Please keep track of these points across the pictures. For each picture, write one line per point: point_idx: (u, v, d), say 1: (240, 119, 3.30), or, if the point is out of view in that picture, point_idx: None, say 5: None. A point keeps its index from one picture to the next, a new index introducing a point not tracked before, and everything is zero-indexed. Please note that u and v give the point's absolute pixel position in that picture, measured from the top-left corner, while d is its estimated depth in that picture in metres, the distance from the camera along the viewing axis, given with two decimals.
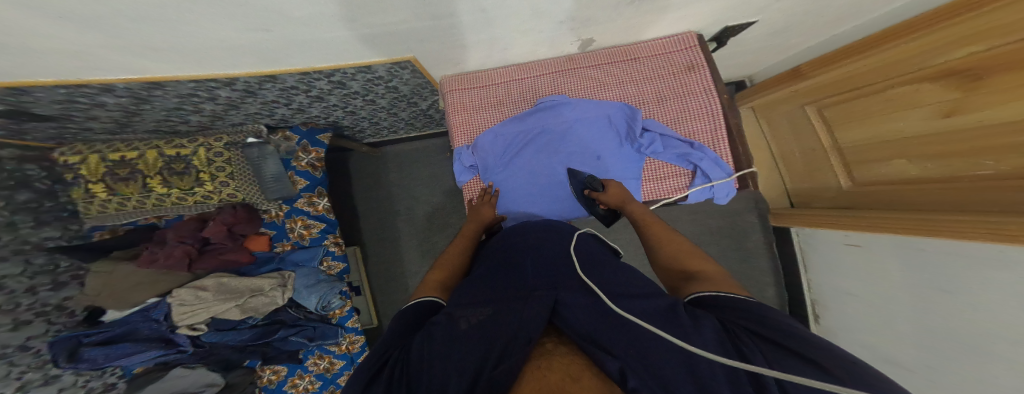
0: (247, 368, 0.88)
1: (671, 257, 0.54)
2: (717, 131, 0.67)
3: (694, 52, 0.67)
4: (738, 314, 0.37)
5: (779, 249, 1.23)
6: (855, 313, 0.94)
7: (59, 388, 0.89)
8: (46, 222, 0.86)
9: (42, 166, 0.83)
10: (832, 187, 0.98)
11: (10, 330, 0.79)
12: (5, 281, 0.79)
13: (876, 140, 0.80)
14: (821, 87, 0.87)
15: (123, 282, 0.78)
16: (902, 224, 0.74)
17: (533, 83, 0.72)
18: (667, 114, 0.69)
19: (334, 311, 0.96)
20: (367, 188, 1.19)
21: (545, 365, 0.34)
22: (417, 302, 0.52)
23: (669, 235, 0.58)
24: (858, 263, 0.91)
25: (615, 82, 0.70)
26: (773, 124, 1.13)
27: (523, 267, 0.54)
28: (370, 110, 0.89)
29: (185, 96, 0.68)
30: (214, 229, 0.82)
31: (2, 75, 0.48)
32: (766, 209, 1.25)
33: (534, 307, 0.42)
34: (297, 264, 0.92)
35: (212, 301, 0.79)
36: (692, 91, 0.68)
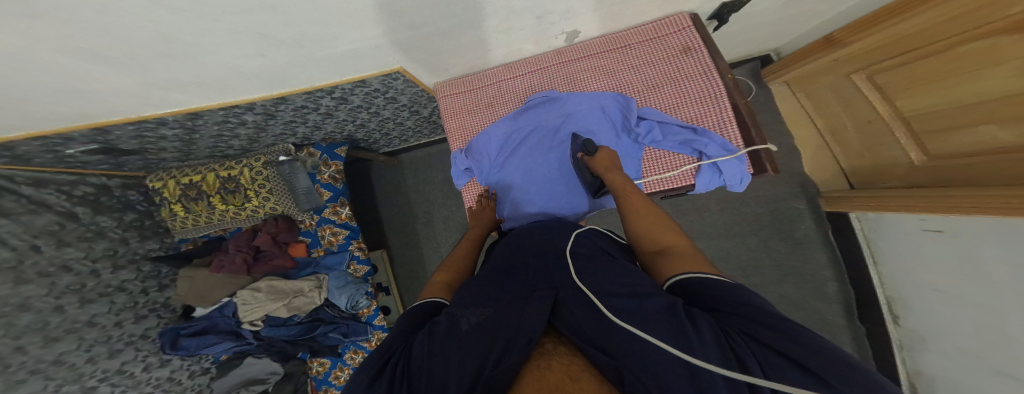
0: (301, 359, 1.00)
1: (646, 227, 0.52)
2: (722, 113, 0.60)
3: (690, 33, 0.63)
4: (734, 307, 0.33)
5: (839, 238, 1.06)
6: (946, 308, 0.78)
7: (171, 369, 1.07)
8: (148, 237, 1.07)
9: (140, 191, 1.06)
10: (902, 162, 0.81)
11: (135, 322, 1.00)
12: (126, 284, 1.00)
13: (952, 105, 0.64)
14: (885, 45, 0.72)
15: (202, 284, 0.92)
16: (985, 206, 0.60)
17: (525, 82, 0.70)
18: (665, 101, 0.64)
19: (363, 310, 1.02)
20: (388, 195, 1.26)
21: (545, 364, 0.33)
22: (422, 302, 0.54)
23: (647, 204, 0.54)
24: (941, 251, 0.76)
25: (606, 72, 0.67)
26: (817, 98, 0.99)
27: (527, 269, 0.53)
28: (378, 122, 0.92)
29: (222, 122, 0.76)
30: (261, 238, 0.94)
31: (77, 113, 0.58)
32: (817, 193, 1.09)
33: (535, 307, 0.41)
34: (330, 268, 1.00)
35: (265, 301, 0.91)
36: (691, 74, 0.62)
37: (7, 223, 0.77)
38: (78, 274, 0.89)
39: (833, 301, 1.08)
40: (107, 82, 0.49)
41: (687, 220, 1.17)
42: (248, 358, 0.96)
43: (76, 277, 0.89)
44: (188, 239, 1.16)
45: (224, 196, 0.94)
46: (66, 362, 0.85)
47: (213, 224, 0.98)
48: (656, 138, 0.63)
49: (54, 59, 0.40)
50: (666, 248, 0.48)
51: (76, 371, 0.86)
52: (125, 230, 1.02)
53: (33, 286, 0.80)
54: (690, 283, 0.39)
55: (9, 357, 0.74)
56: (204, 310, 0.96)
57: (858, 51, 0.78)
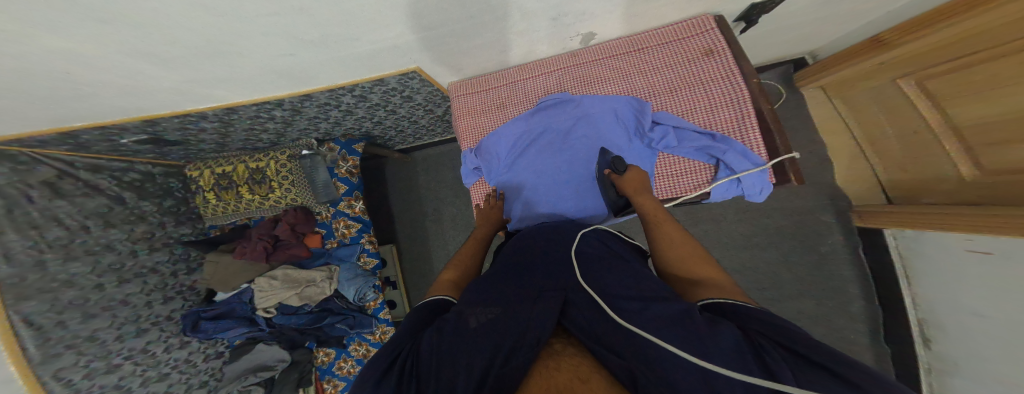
0: (308, 348, 1.03)
1: (677, 259, 0.49)
2: (745, 119, 0.59)
3: (714, 35, 0.62)
4: (761, 328, 0.32)
5: (870, 255, 0.99)
6: (979, 335, 0.71)
7: (190, 351, 1.09)
8: (183, 222, 1.14)
9: (179, 179, 1.15)
10: (948, 176, 0.75)
11: (163, 303, 1.05)
12: (159, 266, 1.06)
13: (1009, 116, 0.58)
14: (945, 46, 0.67)
15: (226, 269, 0.97)
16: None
17: (541, 83, 0.71)
18: (682, 105, 0.63)
19: (369, 303, 1.04)
20: (402, 192, 1.29)
21: (554, 365, 0.33)
22: (432, 299, 0.54)
23: (682, 236, 0.52)
24: (985, 275, 0.69)
25: (620, 74, 0.67)
26: (856, 105, 0.94)
27: (536, 269, 0.52)
28: (394, 120, 0.95)
29: (254, 118, 0.82)
30: (281, 227, 0.99)
31: (133, 107, 0.64)
32: (848, 207, 1.02)
33: (545, 306, 0.41)
34: (341, 259, 1.04)
35: (279, 288, 0.95)
36: (712, 78, 0.62)
37: (64, 203, 0.87)
38: (119, 254, 0.97)
39: (857, 319, 1.01)
40: (159, 79, 0.55)
41: (704, 230, 1.13)
42: (260, 344, 0.99)
43: (117, 257, 0.96)
44: (217, 225, 1.22)
45: (250, 187, 1.00)
46: (99, 338, 0.90)
47: (239, 212, 1.04)
48: (670, 143, 0.63)
49: (116, 57, 0.45)
50: (705, 280, 0.45)
51: (106, 348, 0.91)
52: (163, 215, 1.09)
53: (79, 263, 0.88)
54: (721, 308, 0.37)
55: (51, 331, 0.81)
56: (225, 295, 1.02)
57: (909, 53, 0.73)
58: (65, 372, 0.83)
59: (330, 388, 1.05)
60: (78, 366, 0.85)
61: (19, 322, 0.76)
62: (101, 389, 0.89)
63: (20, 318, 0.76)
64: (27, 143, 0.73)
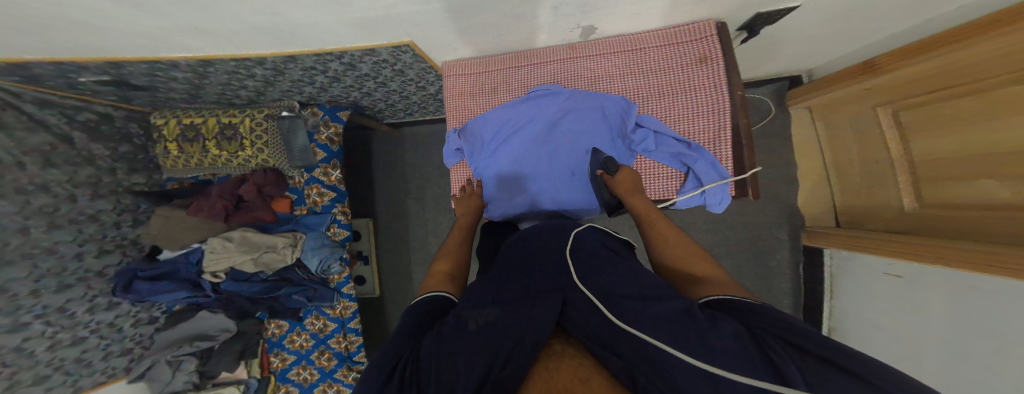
0: (258, 319, 0.98)
1: (672, 253, 0.55)
2: (721, 130, 0.68)
3: (712, 42, 0.65)
4: (761, 319, 0.35)
5: (805, 271, 1.12)
6: (875, 344, 0.85)
7: (116, 314, 1.01)
8: (136, 171, 1.06)
9: (142, 126, 1.06)
10: (894, 205, 0.84)
11: (96, 256, 0.96)
12: (100, 214, 0.97)
13: (964, 152, 0.64)
14: (914, 81, 0.72)
15: (177, 225, 0.89)
16: (958, 257, 0.62)
17: (540, 71, 0.74)
18: (666, 111, 0.71)
19: (334, 276, 1.00)
20: (386, 166, 1.29)
21: (554, 366, 0.36)
22: (428, 298, 0.52)
23: (675, 234, 0.57)
24: (893, 294, 0.81)
25: (614, 74, 0.72)
26: (836, 128, 0.99)
27: (535, 272, 0.53)
28: (384, 92, 0.95)
29: (232, 73, 0.77)
30: (246, 187, 0.92)
31: (96, 49, 0.61)
32: (801, 226, 1.13)
33: (543, 308, 0.44)
34: (308, 228, 0.99)
35: (234, 252, 0.89)
36: (701, 86, 0.68)
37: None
38: (55, 197, 0.87)
39: None
40: (128, 22, 0.52)
41: None
42: (203, 312, 0.92)
43: (51, 199, 0.86)
44: (174, 178, 1.12)
45: (219, 140, 0.93)
46: (10, 291, 0.79)
47: (202, 168, 0.97)
48: (649, 147, 0.72)
49: None
50: (704, 277, 0.48)
51: (15, 304, 0.80)
52: (116, 161, 1.00)
53: (4, 202, 0.78)
54: (722, 303, 0.41)
55: None
56: (170, 254, 0.93)
57: (890, 83, 0.76)
58: None
59: (276, 361, 1.02)
60: None
61: None
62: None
63: None
64: None
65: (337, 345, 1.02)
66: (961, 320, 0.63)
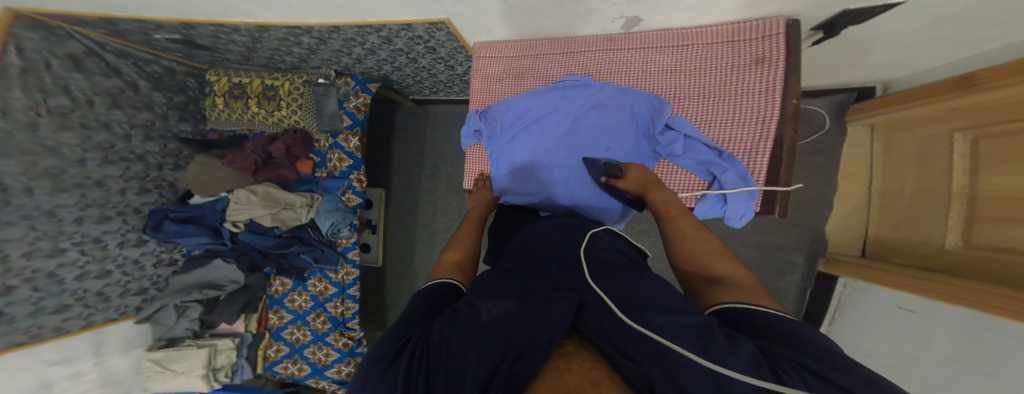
0: (264, 275, 1.03)
1: (693, 254, 0.52)
2: (762, 141, 0.66)
3: (777, 41, 0.61)
4: (785, 333, 0.32)
5: (815, 296, 1.09)
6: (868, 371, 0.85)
7: (142, 252, 1.08)
8: (185, 120, 1.15)
9: (197, 81, 1.16)
10: (934, 241, 0.74)
11: (136, 193, 1.05)
12: (147, 155, 1.06)
13: None
14: (1001, 105, 0.60)
15: (211, 174, 0.95)
16: (974, 297, 0.58)
17: (574, 61, 0.76)
18: (699, 114, 0.71)
19: (341, 240, 1.03)
20: (406, 140, 1.35)
21: (564, 366, 0.34)
22: (441, 284, 0.55)
23: (695, 230, 0.55)
24: (901, 326, 0.79)
25: (653, 70, 0.72)
26: (894, 150, 0.89)
27: (548, 267, 0.52)
28: (413, 69, 1.00)
29: (283, 40, 0.84)
30: (277, 146, 1.00)
31: (171, 8, 0.68)
32: (823, 252, 1.10)
33: (558, 308, 0.42)
34: (326, 190, 1.03)
35: (255, 205, 0.93)
36: (749, 91, 0.66)
37: (80, 77, 0.87)
38: (113, 135, 0.97)
39: None
40: None
41: None
42: (217, 259, 0.98)
43: (109, 138, 0.96)
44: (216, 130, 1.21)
45: (260, 99, 0.99)
46: (57, 216, 0.87)
47: (242, 122, 1.05)
48: (676, 151, 0.71)
49: None
50: (724, 277, 0.46)
51: (60, 228, 0.88)
52: (170, 109, 1.10)
53: (70, 135, 0.87)
54: (747, 315, 0.37)
55: (15, 196, 0.79)
56: (201, 200, 1.00)
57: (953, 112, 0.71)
58: (8, 244, 0.79)
59: (275, 318, 1.07)
60: (22, 242, 0.82)
61: None
62: (34, 273, 0.85)
63: None
64: (68, 19, 0.76)
65: (334, 309, 1.05)
66: (960, 358, 0.62)
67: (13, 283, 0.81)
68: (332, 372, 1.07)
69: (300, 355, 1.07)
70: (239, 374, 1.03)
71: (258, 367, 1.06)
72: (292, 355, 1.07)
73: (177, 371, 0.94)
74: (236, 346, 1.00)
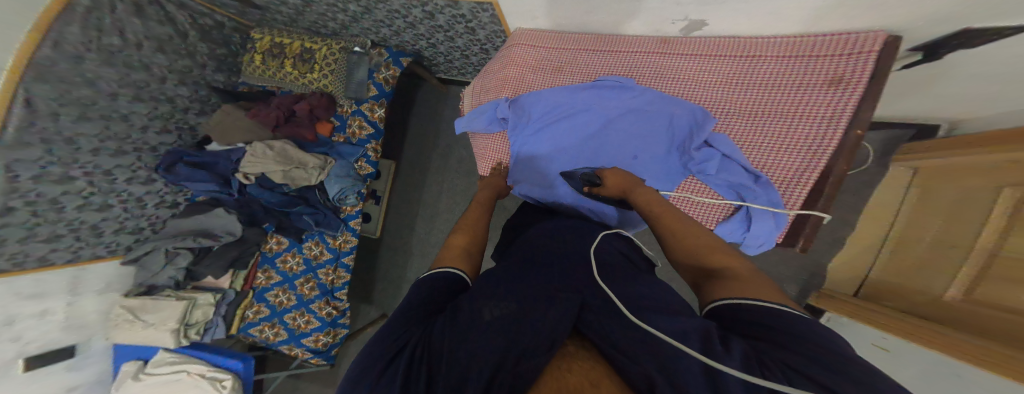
0: (263, 231, 1.05)
1: (690, 253, 0.47)
2: (807, 172, 0.62)
3: (863, 60, 0.54)
4: (758, 319, 0.30)
5: None
6: None
7: (147, 191, 1.07)
8: (220, 71, 1.18)
9: (241, 36, 1.20)
10: (934, 291, 0.73)
11: (157, 133, 1.06)
12: (176, 98, 1.08)
13: None
14: None
15: (232, 123, 0.97)
16: (965, 350, 0.58)
17: (619, 60, 0.76)
18: (742, 134, 0.68)
19: (346, 207, 1.06)
20: (424, 118, 1.38)
21: (567, 367, 0.32)
22: (441, 274, 0.49)
23: (686, 227, 0.50)
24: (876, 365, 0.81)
25: (703, 80, 0.70)
26: (922, 196, 0.86)
27: (551, 268, 0.49)
28: (449, 48, 1.02)
29: (331, 5, 0.88)
30: (301, 105, 1.01)
31: None
32: (818, 288, 1.07)
33: (559, 311, 0.39)
34: (340, 155, 1.05)
35: (268, 161, 0.93)
36: (809, 114, 0.61)
37: (136, 20, 0.92)
38: (150, 76, 1.00)
39: None
40: None
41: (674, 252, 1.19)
42: (218, 209, 0.98)
43: (146, 77, 0.99)
44: (247, 84, 1.24)
45: (296, 61, 1.03)
46: (75, 143, 0.88)
47: (274, 80, 1.09)
48: (708, 170, 0.70)
49: None
50: (722, 270, 0.41)
51: (74, 156, 0.88)
52: (209, 60, 1.13)
53: (111, 69, 0.91)
54: (730, 309, 0.33)
55: (39, 118, 0.79)
56: (216, 148, 1.02)
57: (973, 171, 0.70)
58: (19, 165, 0.79)
59: (263, 277, 1.07)
60: (35, 164, 0.81)
61: (22, 99, 0.75)
62: (38, 197, 0.84)
63: (24, 96, 0.75)
64: None
65: (325, 276, 1.07)
66: None
67: (14, 205, 0.80)
68: (308, 341, 1.07)
69: (279, 320, 1.07)
70: (211, 333, 1.00)
71: (233, 327, 1.04)
72: (271, 318, 1.08)
73: (148, 322, 0.90)
74: (216, 302, 0.99)
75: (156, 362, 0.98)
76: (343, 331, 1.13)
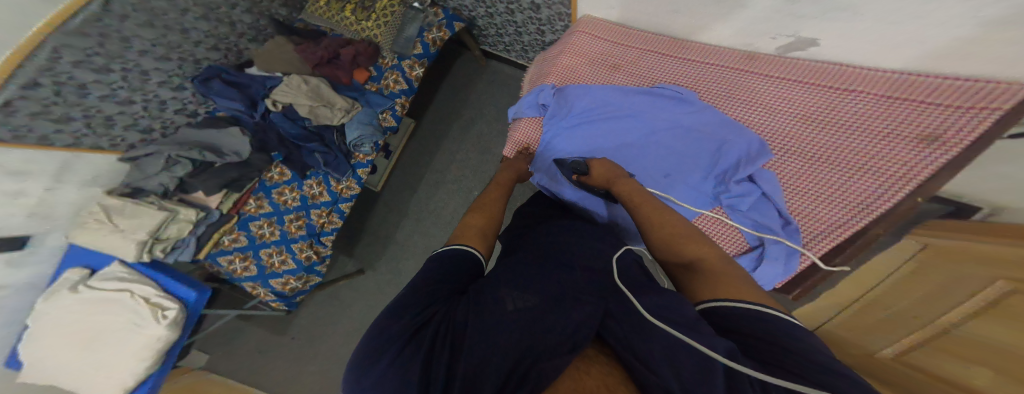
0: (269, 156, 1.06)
1: (661, 242, 0.48)
2: (841, 228, 0.59)
3: (961, 118, 0.49)
4: (736, 324, 0.30)
5: None
6: None
7: (175, 97, 1.09)
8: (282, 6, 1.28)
9: None
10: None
11: (207, 49, 1.11)
12: (235, 23, 1.16)
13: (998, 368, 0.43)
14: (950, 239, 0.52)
15: (281, 54, 1.09)
16: None
17: (685, 66, 0.76)
18: (789, 170, 0.64)
19: (359, 155, 1.14)
20: (456, 84, 1.51)
21: (584, 370, 0.29)
22: (455, 249, 0.45)
23: (659, 214, 0.52)
24: None
25: (768, 104, 0.67)
26: None
27: (572, 270, 0.42)
28: (503, 20, 1.18)
29: None
30: (349, 50, 1.12)
31: None
32: None
33: (581, 314, 0.33)
34: (369, 104, 1.13)
35: (300, 95, 1.03)
36: (871, 166, 0.57)
37: None
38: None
39: None
40: None
41: None
42: (234, 129, 1.01)
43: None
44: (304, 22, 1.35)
45: (356, 8, 1.20)
46: (128, 41, 0.90)
47: (330, 22, 1.23)
48: (739, 205, 0.65)
49: None
50: (695, 260, 0.42)
51: (121, 52, 0.90)
52: None
53: None
54: (732, 314, 0.31)
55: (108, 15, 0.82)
56: (253, 74, 1.11)
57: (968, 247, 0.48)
58: (65, 50, 0.78)
59: (252, 204, 1.08)
60: (82, 53, 0.82)
61: None
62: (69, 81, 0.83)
63: None
64: None
65: (316, 218, 1.11)
66: None
67: (41, 82, 0.77)
68: (275, 283, 1.10)
69: (253, 253, 1.07)
70: (178, 254, 0.97)
71: (201, 252, 1.00)
72: (246, 250, 1.06)
73: (118, 227, 0.87)
74: (197, 220, 0.97)
75: (102, 276, 0.90)
76: (314, 279, 1.19)
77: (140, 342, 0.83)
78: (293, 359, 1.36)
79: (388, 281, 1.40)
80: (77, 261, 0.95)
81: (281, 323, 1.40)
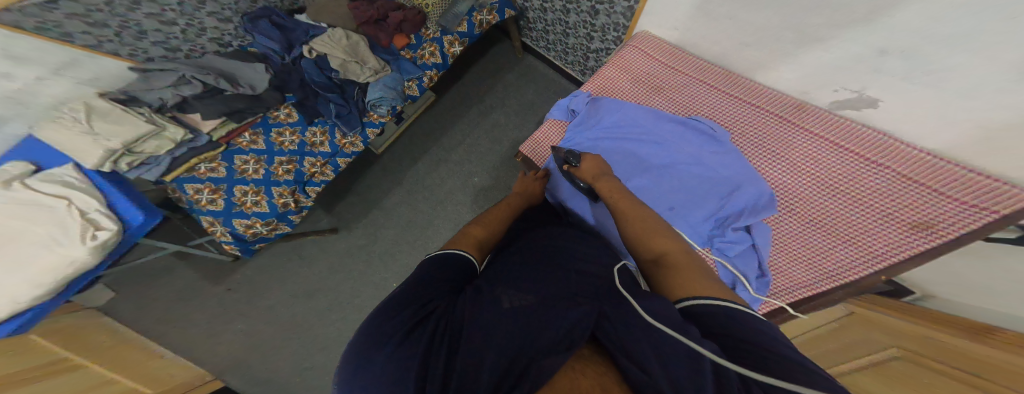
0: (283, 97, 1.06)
1: (637, 233, 0.51)
2: (808, 286, 0.64)
3: (965, 214, 0.52)
4: (709, 320, 0.31)
5: None
6: None
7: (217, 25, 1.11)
8: None
9: None
10: None
11: None
12: None
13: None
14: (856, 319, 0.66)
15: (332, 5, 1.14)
16: None
17: (726, 100, 0.79)
18: (787, 223, 0.68)
19: (373, 115, 1.13)
20: (487, 70, 1.51)
21: (579, 368, 0.29)
22: (449, 253, 0.47)
23: (633, 208, 0.57)
24: None
25: (793, 156, 0.70)
26: None
27: (567, 273, 0.44)
28: (556, 17, 1.22)
29: None
30: (398, 15, 1.12)
31: None
32: None
33: (574, 314, 0.33)
34: (398, 69, 1.14)
35: (335, 48, 1.06)
36: (861, 239, 0.61)
37: None
38: None
39: None
40: None
41: None
42: (258, 65, 1.04)
43: None
44: None
45: None
46: None
47: None
48: (728, 251, 0.67)
49: None
50: (664, 253, 0.45)
51: None
52: None
53: None
54: (705, 311, 0.32)
55: None
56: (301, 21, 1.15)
57: (891, 321, 0.56)
58: None
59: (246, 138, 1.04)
60: None
61: None
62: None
63: None
64: None
65: (308, 167, 1.09)
66: None
67: None
68: (240, 224, 1.02)
69: (227, 188, 1.00)
70: (145, 170, 0.92)
71: (171, 175, 0.95)
72: (220, 183, 1.00)
73: (93, 129, 0.83)
74: (179, 141, 0.94)
75: (49, 176, 0.83)
76: (282, 228, 1.12)
77: (53, 260, 0.74)
78: (218, 310, 1.33)
79: (359, 245, 1.38)
80: (25, 156, 0.87)
81: (218, 271, 1.37)
